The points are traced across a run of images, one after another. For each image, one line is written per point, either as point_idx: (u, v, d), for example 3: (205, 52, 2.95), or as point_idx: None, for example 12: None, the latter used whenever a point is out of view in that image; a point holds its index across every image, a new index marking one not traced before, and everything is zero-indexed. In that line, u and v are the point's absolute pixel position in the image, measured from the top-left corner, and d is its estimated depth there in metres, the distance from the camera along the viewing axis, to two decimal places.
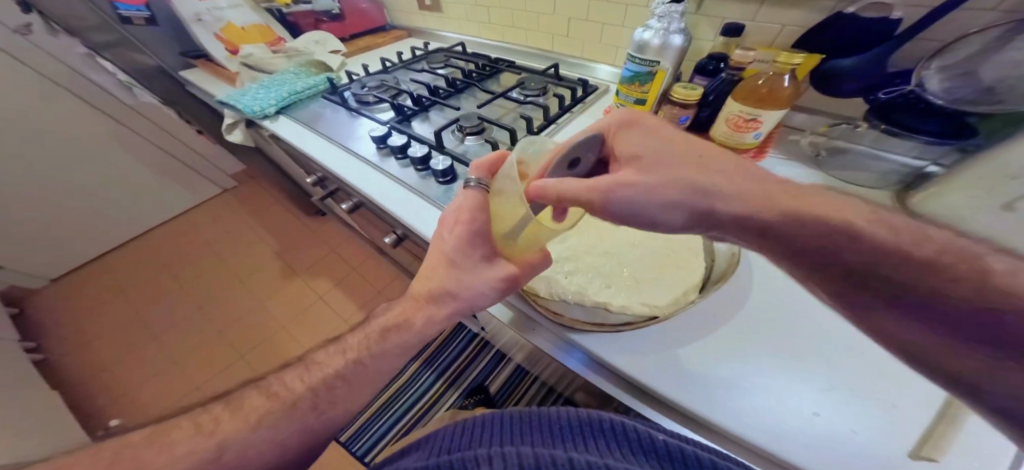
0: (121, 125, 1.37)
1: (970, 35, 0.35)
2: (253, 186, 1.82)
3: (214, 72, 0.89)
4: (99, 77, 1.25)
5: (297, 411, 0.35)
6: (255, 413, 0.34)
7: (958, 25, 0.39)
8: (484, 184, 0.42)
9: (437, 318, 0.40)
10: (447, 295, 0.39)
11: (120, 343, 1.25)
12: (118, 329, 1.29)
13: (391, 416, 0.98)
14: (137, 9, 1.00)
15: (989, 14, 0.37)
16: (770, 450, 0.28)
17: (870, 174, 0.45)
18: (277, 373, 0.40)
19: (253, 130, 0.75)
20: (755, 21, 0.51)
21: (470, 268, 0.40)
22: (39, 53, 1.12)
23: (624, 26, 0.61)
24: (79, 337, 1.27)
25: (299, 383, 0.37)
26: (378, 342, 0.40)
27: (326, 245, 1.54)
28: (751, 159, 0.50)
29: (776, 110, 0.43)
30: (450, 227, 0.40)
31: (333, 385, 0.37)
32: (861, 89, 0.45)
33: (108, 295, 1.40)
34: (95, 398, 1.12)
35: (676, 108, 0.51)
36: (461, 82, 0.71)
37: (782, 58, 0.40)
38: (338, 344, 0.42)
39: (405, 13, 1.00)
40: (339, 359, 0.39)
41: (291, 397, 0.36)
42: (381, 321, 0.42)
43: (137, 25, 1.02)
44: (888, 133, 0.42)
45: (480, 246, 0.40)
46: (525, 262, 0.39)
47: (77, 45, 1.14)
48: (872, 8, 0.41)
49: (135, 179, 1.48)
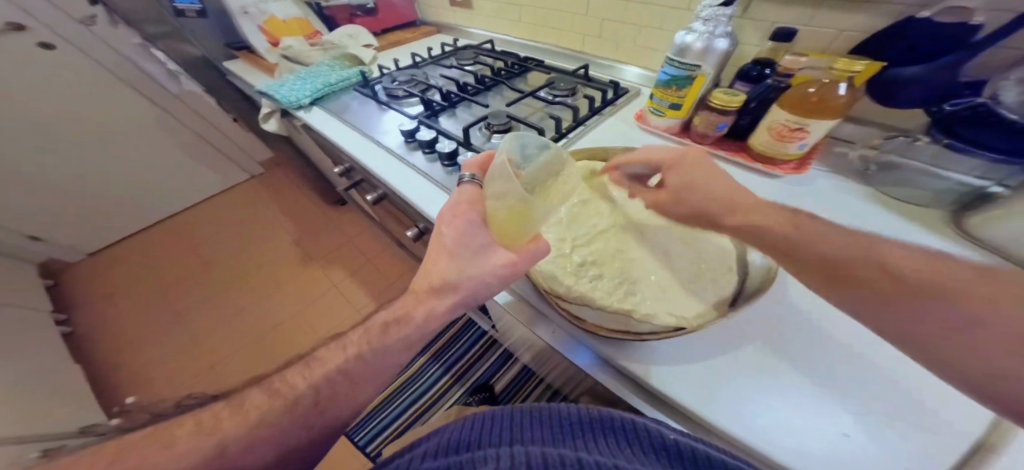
0: (165, 112, 1.44)
1: None
2: (279, 174, 1.88)
3: (253, 62, 0.93)
4: (151, 67, 1.32)
5: (298, 408, 0.35)
6: (253, 415, 0.34)
7: None
8: (478, 180, 0.43)
9: (438, 311, 0.39)
10: (448, 285, 0.39)
11: (143, 320, 1.32)
12: (142, 307, 1.35)
13: (395, 409, 0.99)
14: (191, 2, 1.05)
15: None
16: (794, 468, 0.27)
17: (924, 192, 0.43)
18: (281, 371, 0.40)
19: (287, 120, 0.77)
20: (809, 26, 0.49)
21: (465, 257, 0.39)
22: (97, 42, 1.18)
23: (660, 29, 0.60)
24: (107, 314, 1.33)
25: (300, 379, 0.37)
26: (380, 337, 0.39)
27: (344, 234, 1.58)
28: (791, 171, 0.49)
29: (827, 120, 0.41)
30: (449, 223, 0.39)
31: (335, 381, 0.37)
32: (925, 100, 0.42)
33: (136, 273, 1.47)
34: (114, 373, 1.17)
35: (713, 114, 0.49)
36: (490, 80, 0.71)
37: (839, 65, 0.39)
38: (339, 340, 0.41)
39: (436, 9, 1.01)
40: (340, 354, 0.39)
41: (292, 394, 0.36)
42: (383, 314, 0.42)
43: (190, 17, 1.07)
44: (949, 148, 0.39)
45: (479, 235, 0.39)
46: (524, 250, 0.38)
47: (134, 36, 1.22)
48: (949, 12, 0.38)
49: (171, 163, 1.56)
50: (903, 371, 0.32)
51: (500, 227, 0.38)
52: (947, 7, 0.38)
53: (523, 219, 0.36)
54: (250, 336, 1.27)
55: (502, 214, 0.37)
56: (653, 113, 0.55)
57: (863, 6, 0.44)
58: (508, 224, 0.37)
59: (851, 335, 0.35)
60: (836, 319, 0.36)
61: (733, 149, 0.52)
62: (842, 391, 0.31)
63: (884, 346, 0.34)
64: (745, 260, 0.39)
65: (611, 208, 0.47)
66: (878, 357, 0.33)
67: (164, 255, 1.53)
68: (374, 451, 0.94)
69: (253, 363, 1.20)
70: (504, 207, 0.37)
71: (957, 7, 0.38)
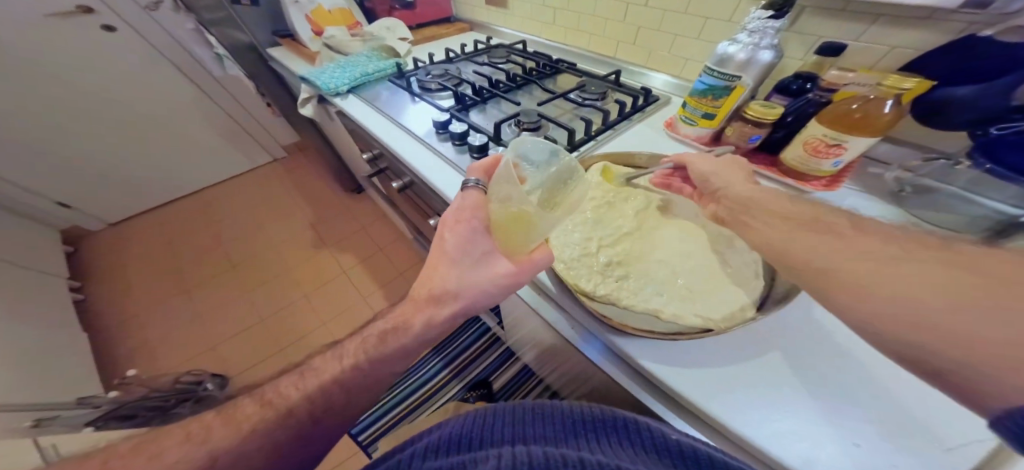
0: (203, 94, 1.50)
1: None
2: (300, 159, 1.92)
3: (295, 50, 0.96)
4: (197, 49, 1.37)
5: (292, 419, 0.37)
6: (246, 424, 0.35)
7: None
8: (482, 185, 0.43)
9: (437, 319, 0.40)
10: (448, 294, 0.40)
11: (154, 292, 1.35)
12: (154, 279, 1.39)
13: (390, 400, 0.98)
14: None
15: None
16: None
17: (957, 217, 0.42)
18: (273, 380, 0.41)
19: (322, 106, 0.79)
20: (859, 41, 0.49)
21: (469, 265, 0.40)
22: (151, 24, 1.25)
23: (697, 39, 0.61)
24: (119, 285, 1.36)
25: (294, 390, 0.39)
26: (377, 346, 0.41)
27: (357, 223, 1.60)
28: (823, 187, 0.49)
29: (868, 137, 0.41)
30: (450, 227, 0.40)
31: (330, 391, 0.39)
32: (971, 121, 0.42)
33: (152, 247, 1.50)
34: (119, 344, 1.19)
35: (747, 127, 0.50)
36: (521, 79, 0.73)
37: (889, 81, 0.39)
38: (334, 349, 0.43)
39: (471, 7, 1.04)
40: (336, 365, 0.41)
41: (285, 404, 0.38)
42: (381, 323, 0.43)
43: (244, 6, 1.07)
44: (992, 174, 0.39)
45: (482, 243, 0.40)
46: (527, 261, 0.39)
47: (187, 21, 1.27)
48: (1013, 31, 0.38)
49: (199, 143, 1.60)
50: (923, 384, 0.31)
51: (503, 234, 0.38)
52: (1009, 27, 0.38)
53: (525, 225, 0.35)
54: (254, 316, 1.29)
55: (503, 219, 0.36)
56: (683, 122, 0.56)
57: (927, 23, 0.43)
58: (508, 231, 0.37)
59: (881, 351, 0.33)
60: (859, 331, 0.35)
61: (766, 163, 0.53)
62: (860, 404, 0.30)
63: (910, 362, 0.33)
64: (769, 269, 0.39)
65: (640, 210, 0.48)
66: (902, 371, 0.32)
67: (179, 231, 1.57)
68: (365, 439, 0.93)
69: (254, 344, 1.22)
70: (506, 212, 0.36)
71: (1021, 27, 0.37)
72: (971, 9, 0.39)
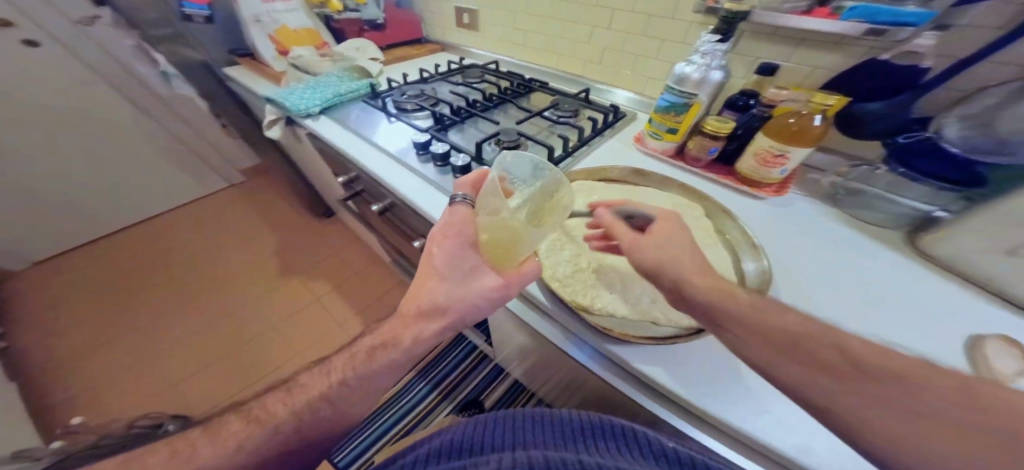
0: (145, 114, 1.39)
1: (990, 87, 0.42)
2: (261, 182, 1.82)
3: (256, 69, 0.93)
4: (144, 69, 1.28)
5: (279, 436, 0.35)
6: (231, 443, 0.33)
7: (980, 78, 0.43)
8: (470, 199, 0.43)
9: (426, 334, 0.40)
10: (437, 309, 0.40)
11: (98, 330, 1.21)
12: (98, 317, 1.24)
13: (377, 428, 0.94)
14: (199, 8, 0.99)
15: (1009, 69, 0.41)
16: (798, 460, 0.28)
17: (883, 215, 0.49)
18: (260, 397, 0.39)
19: (291, 128, 0.76)
20: (790, 62, 0.56)
21: (457, 281, 0.41)
22: (84, 40, 1.15)
23: (658, 59, 0.66)
24: (52, 328, 1.19)
25: (281, 406, 0.37)
26: (365, 362, 0.39)
27: (329, 247, 1.53)
28: (773, 193, 0.55)
29: (802, 148, 0.47)
30: (439, 243, 0.41)
31: (318, 408, 0.37)
32: (883, 133, 0.49)
33: (93, 280, 1.35)
34: (58, 390, 1.05)
35: (705, 139, 0.55)
36: (497, 98, 0.75)
37: (816, 99, 0.44)
38: (322, 365, 0.41)
39: (442, 29, 1.05)
40: (323, 381, 0.39)
41: (273, 421, 0.36)
42: (370, 338, 0.42)
43: (196, 22, 1.00)
44: (904, 176, 0.45)
45: (470, 257, 0.40)
46: (517, 271, 0.39)
47: (128, 38, 1.18)
48: (904, 56, 0.46)
49: (143, 164, 1.46)
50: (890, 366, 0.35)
51: (494, 249, 0.37)
52: (902, 52, 0.46)
53: (513, 240, 0.35)
54: (225, 347, 1.19)
55: (494, 234, 0.36)
56: (651, 136, 0.60)
57: (838, 47, 0.51)
58: (499, 245, 0.36)
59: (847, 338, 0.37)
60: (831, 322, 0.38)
61: (724, 172, 0.58)
62: None
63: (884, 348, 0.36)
64: (740, 270, 0.43)
65: None
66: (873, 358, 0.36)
67: (125, 262, 1.42)
68: None
69: (218, 381, 1.11)
70: (496, 226, 0.35)
71: (909, 52, 0.46)
72: (871, 36, 0.46)
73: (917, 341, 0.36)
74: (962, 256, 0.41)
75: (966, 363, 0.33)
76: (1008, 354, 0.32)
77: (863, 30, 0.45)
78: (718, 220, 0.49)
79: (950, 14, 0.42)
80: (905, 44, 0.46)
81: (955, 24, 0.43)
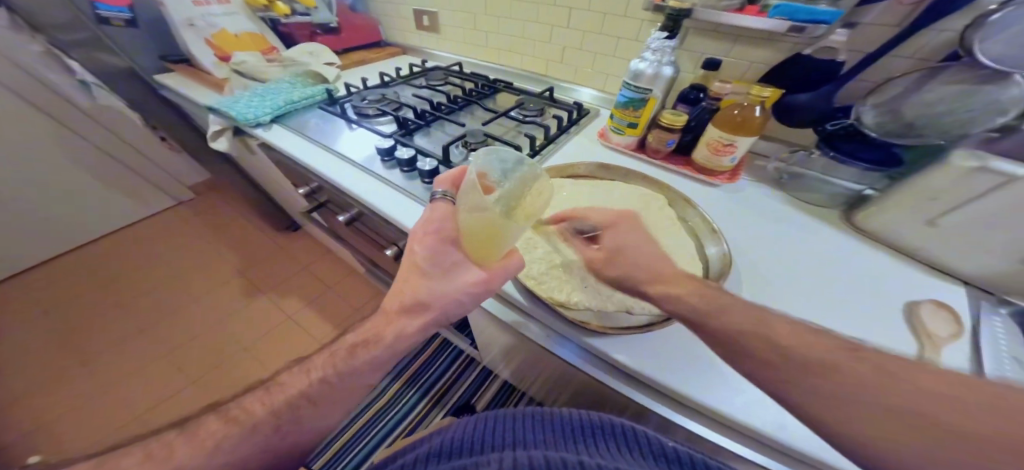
0: (64, 127, 1.24)
1: (896, 78, 0.45)
2: (214, 199, 1.69)
3: (195, 77, 0.86)
4: (57, 77, 1.15)
5: (257, 436, 0.33)
6: (210, 440, 0.31)
7: (887, 72, 0.49)
8: (450, 196, 0.43)
9: (408, 330, 0.39)
10: (420, 304, 0.39)
11: (43, 366, 1.09)
12: (42, 351, 1.12)
13: (367, 443, 0.90)
14: (118, 10, 0.90)
15: (908, 62, 0.47)
16: (777, 437, 0.30)
17: (824, 196, 0.54)
18: (239, 398, 0.36)
19: (240, 138, 0.71)
20: (730, 57, 0.59)
21: (437, 277, 0.40)
22: None
23: (615, 57, 0.68)
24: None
25: (260, 405, 0.35)
26: (345, 359, 0.38)
27: (298, 262, 1.45)
28: (725, 180, 0.58)
29: (747, 136, 0.50)
30: (420, 240, 0.40)
31: (298, 405, 0.35)
32: (812, 121, 0.53)
33: (31, 313, 1.22)
34: (3, 436, 0.95)
35: (662, 132, 0.57)
36: (462, 100, 0.74)
37: (753, 91, 0.47)
38: (303, 362, 0.39)
39: (401, 31, 1.02)
40: (302, 379, 0.37)
41: (251, 419, 0.33)
42: (355, 334, 0.41)
43: (117, 26, 0.91)
44: (836, 160, 0.50)
45: (451, 253, 0.40)
46: (500, 266, 0.39)
47: (36, 44, 1.05)
48: (823, 51, 0.51)
49: (70, 182, 1.32)
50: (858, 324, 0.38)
51: (474, 244, 0.37)
52: (821, 47, 0.51)
53: (492, 236, 0.35)
54: (196, 371, 1.10)
55: (473, 231, 0.35)
56: (614, 131, 0.62)
57: (769, 43, 0.55)
58: (479, 241, 0.36)
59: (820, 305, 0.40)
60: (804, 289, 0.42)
61: (682, 163, 0.61)
62: None
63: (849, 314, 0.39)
64: (704, 254, 0.45)
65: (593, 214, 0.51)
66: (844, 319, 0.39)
67: (67, 291, 1.28)
68: None
69: (181, 409, 1.02)
70: (478, 222, 0.35)
71: (827, 47, 0.50)
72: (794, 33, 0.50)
73: (863, 333, 0.37)
74: (894, 230, 0.46)
75: (911, 344, 0.36)
76: (940, 317, 0.37)
77: (787, 27, 0.50)
78: (679, 208, 0.52)
79: (856, 12, 0.47)
80: (823, 40, 0.50)
81: (860, 22, 0.48)
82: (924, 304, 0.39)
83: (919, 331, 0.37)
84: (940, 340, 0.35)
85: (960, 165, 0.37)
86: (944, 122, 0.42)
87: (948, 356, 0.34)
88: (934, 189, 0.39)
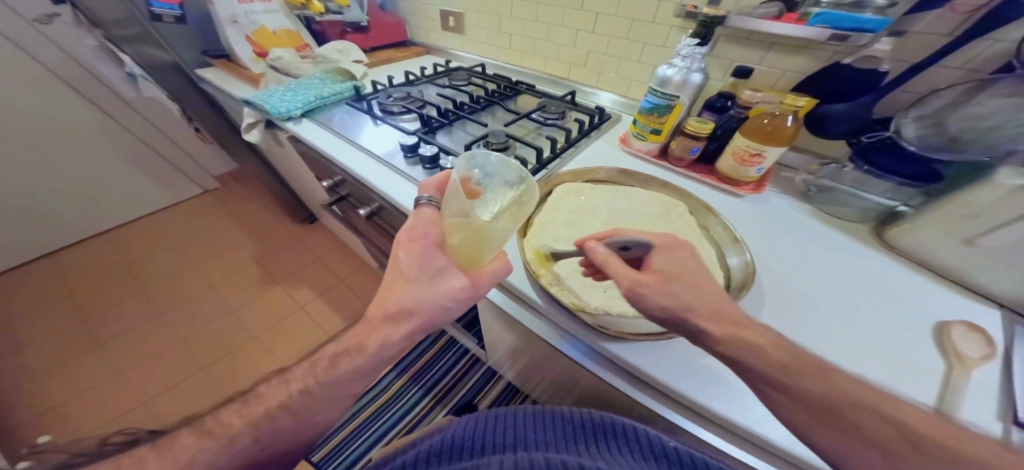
0: (108, 117, 1.31)
1: (940, 91, 0.43)
2: (237, 189, 1.75)
3: (231, 71, 0.90)
4: (106, 70, 1.22)
5: (235, 447, 0.33)
6: (184, 454, 0.31)
7: (933, 80, 0.47)
8: (435, 202, 0.42)
9: (391, 340, 0.39)
10: (404, 313, 0.39)
11: (67, 346, 1.14)
12: (68, 331, 1.18)
13: (368, 438, 0.91)
14: (170, 7, 0.96)
15: (957, 72, 0.45)
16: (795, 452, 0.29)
17: (852, 210, 0.52)
18: (214, 410, 0.36)
19: (271, 132, 0.73)
20: (762, 65, 0.59)
21: (424, 283, 0.40)
22: (44, 42, 1.09)
23: (640, 62, 0.68)
24: (19, 342, 1.15)
25: (236, 418, 0.35)
26: (328, 370, 0.38)
27: (313, 254, 1.48)
28: (751, 191, 0.57)
29: (777, 147, 0.49)
30: (405, 246, 0.40)
31: (277, 416, 0.36)
32: (847, 132, 0.52)
33: (59, 294, 1.28)
34: (27, 408, 1.00)
35: (687, 139, 0.57)
36: (484, 100, 0.75)
37: (787, 100, 0.46)
38: (282, 375, 0.40)
39: (426, 32, 1.05)
40: (282, 390, 0.38)
41: (227, 432, 0.34)
42: (333, 345, 0.41)
43: (167, 23, 0.97)
44: (870, 173, 0.48)
45: (436, 257, 0.40)
46: (483, 272, 0.40)
47: (90, 38, 1.12)
48: (865, 60, 0.49)
49: (106, 170, 1.38)
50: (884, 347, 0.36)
51: (456, 249, 0.37)
52: (862, 56, 0.49)
53: (479, 242, 0.34)
54: (209, 358, 1.14)
55: (459, 237, 0.35)
56: (635, 137, 0.62)
57: (805, 51, 0.54)
58: (465, 247, 0.36)
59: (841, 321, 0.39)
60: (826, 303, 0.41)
61: (705, 171, 0.60)
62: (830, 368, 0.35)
63: (874, 331, 0.38)
64: (725, 264, 0.44)
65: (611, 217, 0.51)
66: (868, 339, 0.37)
67: (92, 276, 1.34)
68: None
69: (191, 395, 1.05)
70: (460, 230, 0.35)
71: (870, 56, 0.49)
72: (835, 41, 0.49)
73: (886, 362, 0.35)
74: (926, 246, 0.44)
75: (939, 361, 0.34)
76: (972, 339, 0.36)
77: (827, 35, 0.48)
78: (701, 216, 0.51)
79: (904, 20, 0.46)
80: (866, 49, 0.48)
81: (908, 30, 0.46)
82: (956, 324, 0.37)
83: (947, 352, 0.35)
84: (971, 362, 0.34)
85: (1006, 182, 0.35)
86: (990, 135, 0.40)
87: (979, 383, 0.32)
88: (975, 209, 0.38)
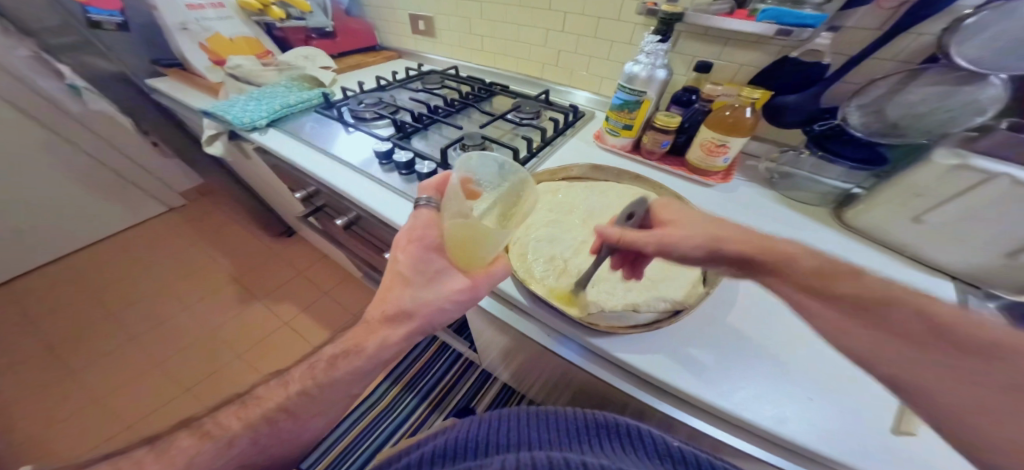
0: (52, 133, 1.22)
1: (879, 80, 0.46)
2: (205, 205, 1.67)
3: (188, 81, 0.85)
4: (46, 83, 1.13)
5: (234, 450, 0.32)
6: (181, 458, 0.30)
7: (867, 73, 0.51)
8: (433, 203, 0.41)
9: (391, 339, 0.37)
10: (403, 313, 0.38)
11: (25, 379, 1.06)
12: (23, 363, 1.09)
13: (365, 449, 0.89)
14: (109, 13, 0.86)
15: (890, 64, 0.49)
16: (790, 438, 0.30)
17: (813, 194, 0.55)
18: (212, 412, 0.35)
19: (236, 143, 0.70)
20: (720, 59, 0.61)
21: (422, 284, 0.39)
22: None
23: (609, 60, 0.70)
24: None
25: (235, 419, 0.34)
26: (326, 370, 0.37)
27: (291, 268, 1.43)
28: (720, 180, 0.60)
29: (740, 137, 0.52)
30: (402, 248, 0.39)
31: (276, 418, 0.35)
32: (802, 121, 0.55)
33: (12, 323, 1.18)
34: None
35: (657, 134, 0.58)
36: (459, 103, 0.75)
37: (744, 93, 0.48)
38: (281, 374, 0.39)
39: (396, 36, 1.03)
40: (281, 390, 0.37)
41: (225, 434, 0.33)
42: (334, 345, 0.39)
43: (107, 29, 0.88)
44: (825, 159, 0.51)
45: (434, 260, 0.39)
46: (485, 272, 0.39)
47: (24, 48, 1.03)
48: (809, 54, 0.53)
49: (55, 190, 1.28)
50: None
51: (457, 250, 0.36)
52: (807, 50, 0.52)
53: (477, 243, 0.34)
54: (185, 381, 1.08)
55: (458, 241, 0.35)
56: (609, 133, 0.63)
57: (757, 46, 0.57)
58: (464, 249, 0.36)
59: None
60: None
61: (676, 164, 0.62)
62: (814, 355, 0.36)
63: None
64: None
65: (589, 213, 0.52)
66: None
67: (49, 302, 1.25)
68: None
69: (176, 417, 1.00)
70: (461, 233, 0.34)
71: (813, 50, 0.52)
72: (781, 36, 0.50)
73: None
74: (879, 227, 0.47)
75: None
76: None
77: (774, 30, 0.50)
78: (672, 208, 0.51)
79: (840, 16, 0.49)
80: (809, 43, 0.52)
81: (844, 25, 0.50)
82: None
83: None
84: None
85: (943, 163, 0.38)
86: (923, 121, 0.45)
87: None
88: (920, 187, 0.41)
